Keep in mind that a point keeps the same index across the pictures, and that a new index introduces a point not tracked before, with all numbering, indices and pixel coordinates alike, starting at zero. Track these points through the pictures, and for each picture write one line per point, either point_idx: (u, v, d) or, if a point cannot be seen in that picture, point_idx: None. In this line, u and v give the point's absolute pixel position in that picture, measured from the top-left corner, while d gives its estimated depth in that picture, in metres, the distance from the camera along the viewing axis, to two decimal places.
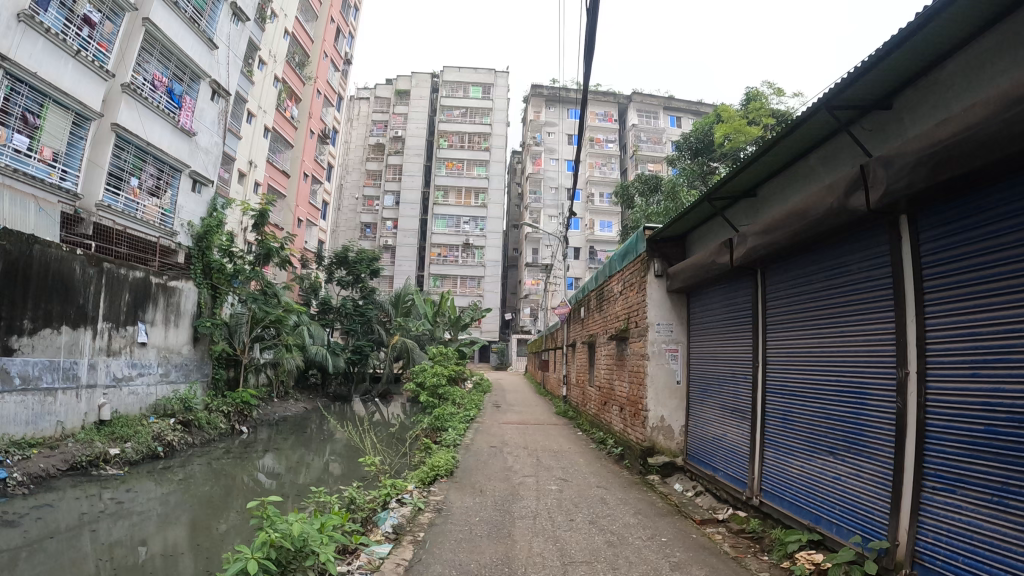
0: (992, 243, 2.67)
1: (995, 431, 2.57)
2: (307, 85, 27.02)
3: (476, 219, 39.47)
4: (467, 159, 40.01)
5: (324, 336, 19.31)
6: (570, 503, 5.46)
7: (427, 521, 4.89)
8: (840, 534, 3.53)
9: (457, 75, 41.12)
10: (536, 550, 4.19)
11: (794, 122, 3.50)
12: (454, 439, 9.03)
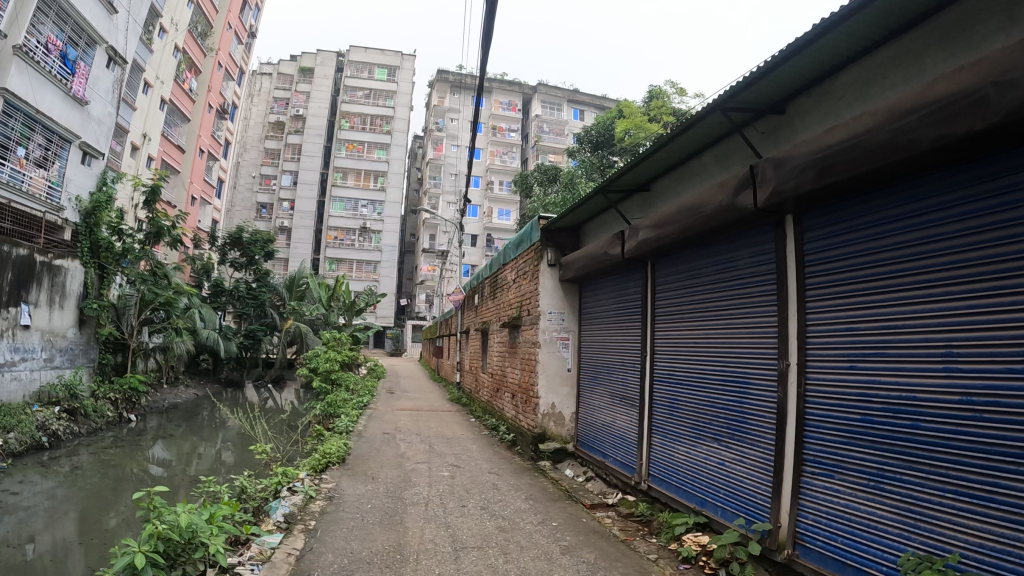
0: (870, 243, 2.86)
1: (871, 420, 2.76)
2: (208, 57, 25.93)
3: (375, 203, 38.93)
4: (369, 142, 39.33)
5: (216, 320, 18.63)
6: (462, 490, 5.50)
7: (318, 509, 4.81)
8: (724, 516, 3.70)
9: (364, 55, 40.31)
10: (427, 536, 4.20)
11: (689, 121, 3.61)
12: (347, 426, 8.91)
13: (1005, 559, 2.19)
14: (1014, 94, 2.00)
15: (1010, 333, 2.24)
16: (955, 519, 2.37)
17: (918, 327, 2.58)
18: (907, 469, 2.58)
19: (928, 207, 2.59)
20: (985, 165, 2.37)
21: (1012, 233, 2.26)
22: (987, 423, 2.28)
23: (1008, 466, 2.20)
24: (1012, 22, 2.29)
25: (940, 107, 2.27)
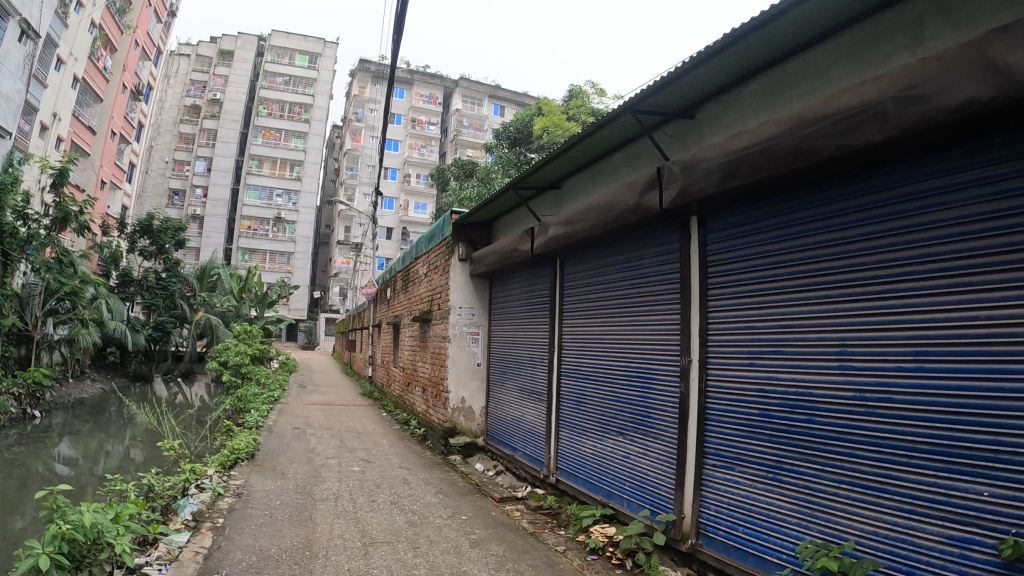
0: (769, 245, 2.98)
1: (769, 415, 2.88)
2: (125, 35, 24.77)
3: (290, 193, 38.01)
4: (286, 130, 38.35)
5: (124, 311, 17.82)
6: (372, 485, 5.46)
7: (227, 506, 4.69)
8: (630, 508, 3.79)
9: (287, 40, 39.13)
10: (336, 532, 4.14)
11: (599, 123, 3.64)
12: (257, 420, 8.68)
13: (899, 546, 2.33)
14: (917, 109, 2.14)
15: (901, 334, 2.38)
16: (850, 508, 2.51)
17: (815, 327, 2.71)
18: (805, 461, 2.70)
19: (825, 212, 2.72)
20: (880, 175, 2.51)
21: (903, 240, 2.40)
22: (880, 418, 2.42)
23: (901, 459, 2.34)
24: (917, 40, 2.43)
25: (842, 117, 2.38)
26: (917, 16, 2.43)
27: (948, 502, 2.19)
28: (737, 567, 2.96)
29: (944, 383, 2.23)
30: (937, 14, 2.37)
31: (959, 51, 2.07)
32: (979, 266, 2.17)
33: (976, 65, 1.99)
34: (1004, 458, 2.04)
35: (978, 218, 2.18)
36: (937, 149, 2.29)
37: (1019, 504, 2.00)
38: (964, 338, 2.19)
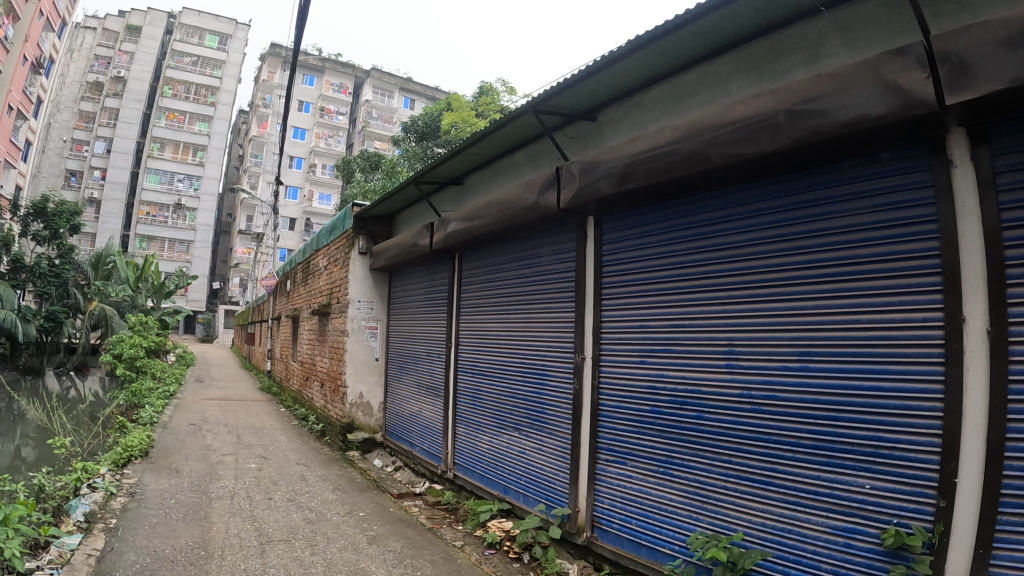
0: (661, 247, 3.08)
1: (659, 411, 2.98)
2: (28, 3, 23.25)
3: (191, 178, 36.52)
4: (190, 113, 36.83)
5: (13, 299, 16.71)
6: (269, 482, 5.32)
7: (120, 506, 4.47)
8: (526, 502, 3.85)
9: (197, 19, 37.48)
10: (232, 531, 4.02)
11: (501, 122, 3.59)
12: (151, 416, 8.32)
13: (786, 536, 2.46)
14: (810, 122, 2.26)
15: (786, 335, 2.51)
16: (738, 501, 2.63)
17: (704, 326, 2.82)
18: (693, 456, 2.80)
19: (714, 217, 2.83)
20: (769, 183, 2.63)
21: (789, 246, 2.53)
22: (765, 415, 2.55)
23: (786, 453, 2.48)
24: (815, 57, 2.56)
25: (737, 126, 2.48)
26: (816, 34, 2.56)
27: (832, 494, 2.34)
28: (630, 559, 3.05)
29: (826, 382, 2.37)
30: (835, 34, 2.50)
31: (853, 69, 2.20)
32: (860, 273, 2.31)
33: (870, 82, 2.13)
34: (883, 453, 2.21)
35: (860, 228, 2.33)
36: (825, 161, 2.43)
37: (898, 496, 2.16)
38: (845, 340, 2.34)
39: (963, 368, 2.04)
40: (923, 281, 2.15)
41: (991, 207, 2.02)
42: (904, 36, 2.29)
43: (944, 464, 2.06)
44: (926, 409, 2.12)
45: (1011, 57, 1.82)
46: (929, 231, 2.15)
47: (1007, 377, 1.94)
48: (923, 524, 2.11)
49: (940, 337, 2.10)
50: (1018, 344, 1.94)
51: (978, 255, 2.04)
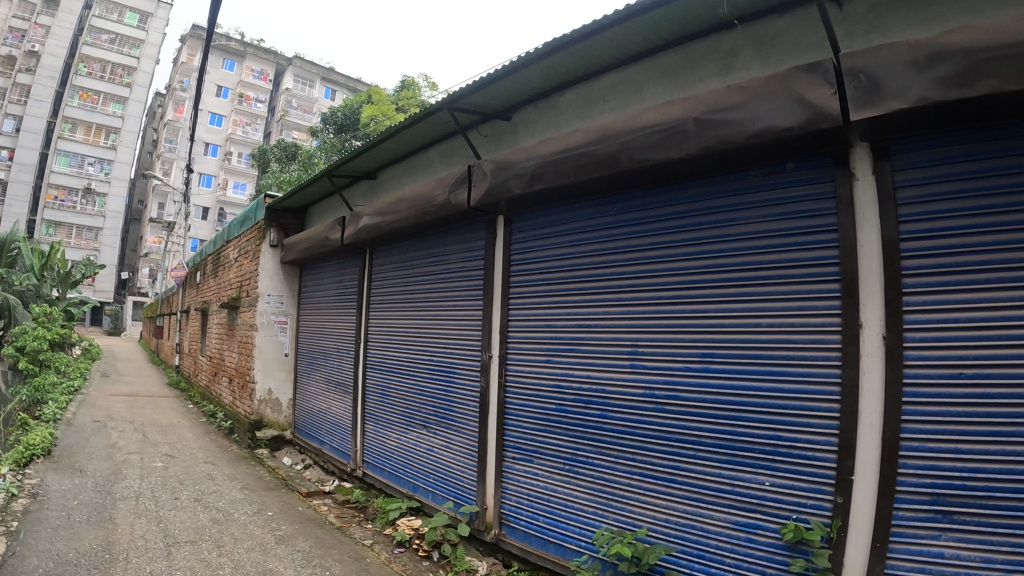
0: (567, 248, 3.11)
1: (565, 409, 3.02)
2: None
3: (103, 163, 34.93)
4: (104, 94, 35.09)
5: None
6: (175, 481, 5.13)
7: (19, 508, 4.23)
8: (435, 500, 3.84)
9: None
10: (137, 533, 3.87)
11: (414, 117, 3.53)
12: (54, 412, 7.92)
13: (689, 532, 2.53)
14: (721, 130, 2.29)
15: (690, 336, 2.58)
16: (642, 498, 2.68)
17: (610, 327, 2.88)
18: (598, 454, 2.85)
19: (619, 220, 2.88)
20: (673, 190, 2.69)
21: (694, 250, 2.60)
22: (668, 414, 2.61)
23: (688, 451, 2.55)
24: (727, 69, 2.60)
25: (648, 131, 2.46)
26: (732, 46, 2.59)
27: (732, 491, 2.42)
28: (537, 556, 3.08)
29: (728, 382, 2.45)
30: (749, 47, 2.54)
31: (763, 82, 2.25)
32: (761, 279, 2.40)
33: (780, 95, 2.19)
34: (782, 451, 2.30)
35: (762, 235, 2.41)
36: (731, 169, 2.49)
37: (797, 492, 2.26)
38: (745, 342, 2.42)
39: (859, 371, 2.16)
40: (822, 287, 2.26)
41: (889, 219, 2.13)
42: (816, 53, 2.36)
43: (842, 462, 2.17)
44: (823, 409, 2.23)
45: (918, 77, 1.92)
46: (829, 240, 2.26)
47: (902, 380, 2.07)
48: (821, 519, 2.21)
49: (837, 341, 2.21)
50: (911, 349, 2.07)
51: (875, 265, 2.16)
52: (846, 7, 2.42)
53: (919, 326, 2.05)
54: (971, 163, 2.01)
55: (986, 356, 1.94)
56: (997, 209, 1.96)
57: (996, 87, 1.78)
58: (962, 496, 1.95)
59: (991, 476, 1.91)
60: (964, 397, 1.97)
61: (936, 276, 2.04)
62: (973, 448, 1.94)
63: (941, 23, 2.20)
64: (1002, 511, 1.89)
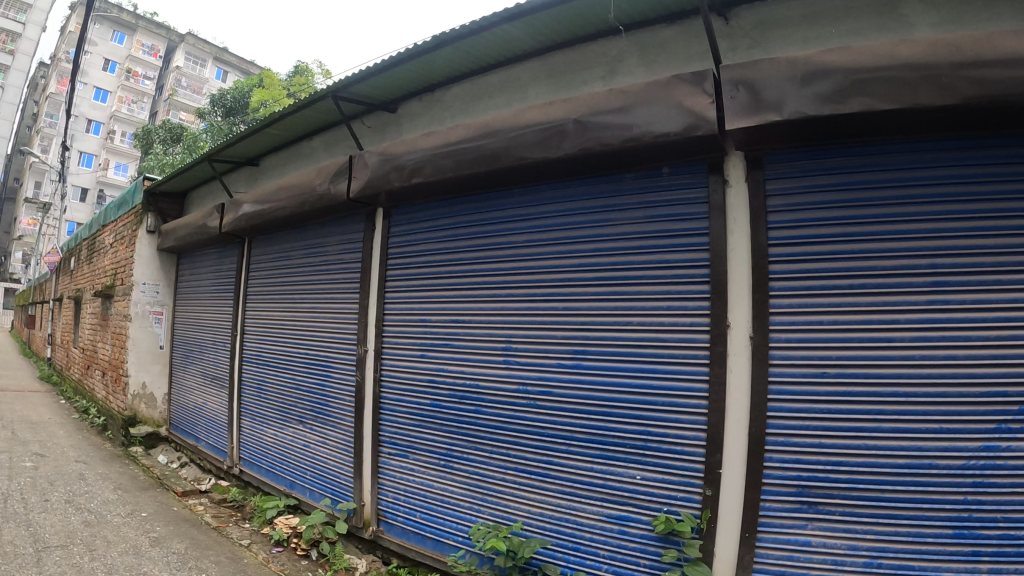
0: (443, 243, 3.07)
1: (439, 405, 2.98)
2: None
3: None
4: None
5: None
6: (45, 482, 4.74)
7: None
8: (313, 497, 3.76)
9: None
10: (5, 537, 3.51)
11: (298, 104, 3.40)
12: None
13: (564, 525, 2.56)
14: (600, 133, 2.28)
15: (562, 333, 2.61)
16: (517, 492, 2.69)
17: (484, 322, 2.86)
18: (473, 449, 2.84)
19: (495, 217, 2.87)
20: (548, 188, 2.70)
21: (568, 249, 2.63)
22: (541, 409, 2.64)
23: (561, 446, 2.57)
24: (612, 73, 2.62)
25: (529, 130, 2.42)
26: (617, 52, 2.61)
27: (604, 485, 2.47)
28: (414, 552, 3.05)
29: (600, 379, 2.50)
30: (635, 53, 2.57)
31: (644, 87, 2.27)
32: (634, 279, 2.45)
33: (660, 101, 2.22)
34: (652, 445, 2.37)
35: (635, 237, 2.46)
36: (609, 171, 2.52)
37: (667, 485, 2.34)
38: (616, 340, 2.48)
39: (727, 369, 2.26)
40: (691, 288, 2.34)
41: (760, 226, 2.24)
42: (699, 64, 2.42)
43: (709, 457, 2.26)
44: (691, 406, 2.31)
45: (798, 92, 2.07)
46: (700, 243, 2.34)
47: (767, 379, 2.19)
48: (691, 510, 2.30)
49: (706, 340, 2.30)
50: (777, 349, 2.19)
51: (745, 268, 2.26)
52: (731, 22, 2.56)
53: (786, 327, 2.18)
54: (839, 177, 2.18)
55: (848, 357, 2.11)
56: (862, 220, 2.14)
57: (874, 105, 1.96)
58: (824, 487, 2.12)
59: (854, 468, 2.09)
60: (827, 395, 2.12)
61: (802, 281, 2.18)
62: (836, 442, 2.11)
63: (823, 42, 2.39)
64: (864, 500, 2.08)
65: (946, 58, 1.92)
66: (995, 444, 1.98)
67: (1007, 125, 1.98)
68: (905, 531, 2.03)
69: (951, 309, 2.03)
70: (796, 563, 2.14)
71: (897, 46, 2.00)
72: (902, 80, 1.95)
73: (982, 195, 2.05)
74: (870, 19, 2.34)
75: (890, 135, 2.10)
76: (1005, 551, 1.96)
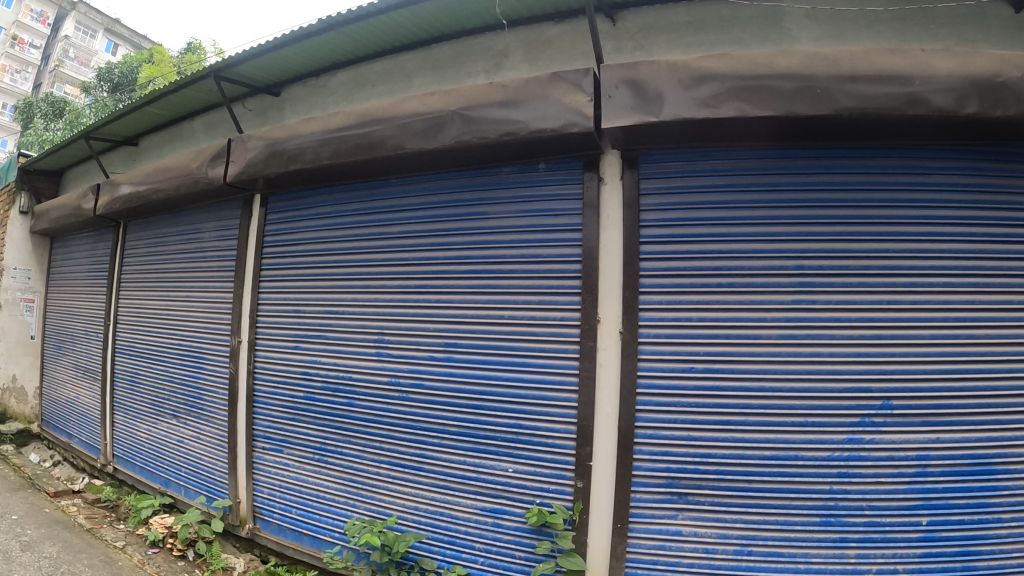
0: (317, 231, 2.98)
1: (312, 398, 2.90)
2: None
3: None
4: None
5: None
6: None
7: None
8: (188, 495, 3.62)
9: None
10: None
11: (176, 83, 3.25)
12: None
13: (440, 519, 2.55)
14: (480, 126, 2.28)
15: (433, 325, 2.58)
16: (392, 486, 2.66)
17: (357, 314, 2.79)
18: (347, 443, 2.79)
19: (369, 206, 2.81)
20: (424, 179, 2.67)
21: (441, 240, 2.60)
22: (412, 402, 2.61)
23: (433, 439, 2.56)
24: (496, 67, 2.63)
25: (409, 120, 2.40)
26: (504, 46, 2.62)
27: (477, 478, 2.47)
28: (292, 549, 2.99)
29: (472, 371, 2.49)
30: (520, 49, 2.59)
31: (524, 83, 2.28)
32: (507, 273, 2.45)
33: (538, 97, 2.23)
34: (523, 439, 2.39)
35: (510, 231, 2.47)
36: (485, 164, 2.51)
37: (539, 478, 2.37)
38: (485, 332, 2.47)
39: (597, 363, 2.31)
40: (563, 283, 2.36)
41: (632, 224, 2.29)
42: (583, 63, 2.46)
43: (580, 449, 2.31)
44: (561, 399, 2.34)
45: (680, 94, 2.11)
46: (573, 239, 2.36)
47: (636, 373, 2.25)
48: (563, 502, 2.34)
49: (575, 334, 2.34)
50: (646, 344, 2.26)
51: (617, 264, 2.31)
52: (619, 24, 2.58)
53: (655, 323, 2.25)
54: (711, 179, 2.27)
55: (716, 353, 2.20)
56: (732, 222, 2.24)
57: (749, 112, 2.04)
58: (693, 478, 2.22)
59: (722, 460, 2.20)
60: (695, 389, 2.21)
61: (672, 279, 2.25)
62: (704, 435, 2.21)
63: (709, 49, 2.47)
64: (733, 491, 2.20)
65: (822, 71, 2.04)
66: (858, 437, 2.16)
67: (859, 136, 2.15)
68: (773, 521, 2.18)
69: (815, 309, 2.19)
70: (668, 551, 2.25)
71: (776, 56, 2.09)
72: (779, 89, 2.04)
73: (844, 203, 2.23)
74: (755, 31, 2.45)
75: (751, 141, 2.21)
76: (871, 537, 2.16)
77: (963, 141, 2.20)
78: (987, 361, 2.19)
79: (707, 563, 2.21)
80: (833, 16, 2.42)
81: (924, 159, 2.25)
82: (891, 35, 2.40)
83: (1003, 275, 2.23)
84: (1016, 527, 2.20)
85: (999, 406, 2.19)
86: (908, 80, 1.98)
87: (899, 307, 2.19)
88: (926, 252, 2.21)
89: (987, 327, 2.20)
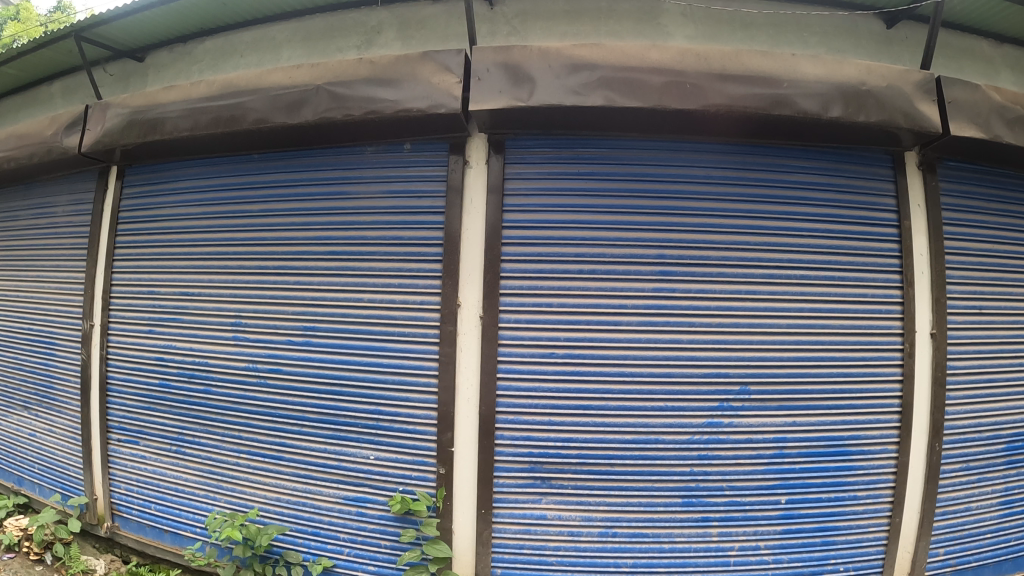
0: (176, 209, 2.84)
1: (168, 384, 2.76)
2: None
3: None
4: None
5: None
6: None
7: None
8: (42, 493, 3.40)
9: None
10: None
11: (31, 43, 3.04)
12: None
13: (301, 509, 2.48)
14: (344, 103, 2.22)
15: (293, 309, 2.51)
16: (252, 477, 2.58)
17: (214, 297, 2.67)
18: (205, 433, 2.68)
19: (230, 185, 2.70)
20: (287, 159, 2.59)
21: (303, 223, 2.53)
22: (271, 388, 2.52)
23: (294, 427, 2.49)
24: (367, 43, 2.59)
25: (273, 95, 2.32)
26: (377, 23, 2.58)
27: (338, 467, 2.42)
28: (152, 547, 2.85)
29: (331, 356, 2.43)
30: (394, 26, 2.57)
31: (391, 60, 2.23)
32: (368, 257, 2.41)
33: (406, 76, 2.18)
34: (383, 425, 2.35)
35: (372, 215, 2.42)
36: (350, 144, 2.45)
37: (401, 465, 2.34)
38: (345, 316, 2.41)
39: (457, 348, 2.29)
40: (423, 267, 2.33)
41: (494, 208, 2.28)
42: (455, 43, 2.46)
43: (440, 435, 2.29)
44: (421, 385, 2.31)
45: (549, 83, 2.09)
46: (436, 222, 2.34)
47: (495, 359, 2.24)
48: (426, 489, 2.32)
49: (436, 319, 2.31)
50: (505, 329, 2.25)
51: (479, 251, 2.30)
52: (496, 8, 2.51)
53: (516, 308, 2.25)
54: (576, 166, 2.28)
55: (574, 338, 2.22)
56: (594, 209, 2.27)
57: (617, 101, 2.04)
58: (555, 463, 2.24)
59: (583, 445, 2.22)
60: (555, 374, 2.22)
61: (533, 264, 2.25)
62: (564, 419, 2.23)
63: (586, 40, 2.47)
64: (594, 474, 2.24)
65: (692, 67, 2.07)
66: (717, 420, 2.24)
67: (721, 130, 2.21)
68: (636, 503, 2.24)
69: (675, 296, 2.24)
70: (532, 535, 2.26)
71: (645, 50, 2.11)
72: (648, 82, 2.06)
73: (703, 195, 2.29)
74: (630, 24, 2.48)
75: (614, 130, 2.23)
76: (731, 516, 2.27)
77: (820, 142, 2.29)
78: (839, 350, 2.30)
79: (572, 545, 2.25)
80: (705, 14, 2.50)
81: (781, 158, 2.33)
82: (763, 39, 2.51)
83: (854, 269, 2.34)
84: (871, 504, 2.35)
85: (851, 391, 2.30)
86: (775, 82, 2.06)
87: (757, 298, 2.26)
88: (784, 246, 2.30)
89: (841, 317, 2.31)
